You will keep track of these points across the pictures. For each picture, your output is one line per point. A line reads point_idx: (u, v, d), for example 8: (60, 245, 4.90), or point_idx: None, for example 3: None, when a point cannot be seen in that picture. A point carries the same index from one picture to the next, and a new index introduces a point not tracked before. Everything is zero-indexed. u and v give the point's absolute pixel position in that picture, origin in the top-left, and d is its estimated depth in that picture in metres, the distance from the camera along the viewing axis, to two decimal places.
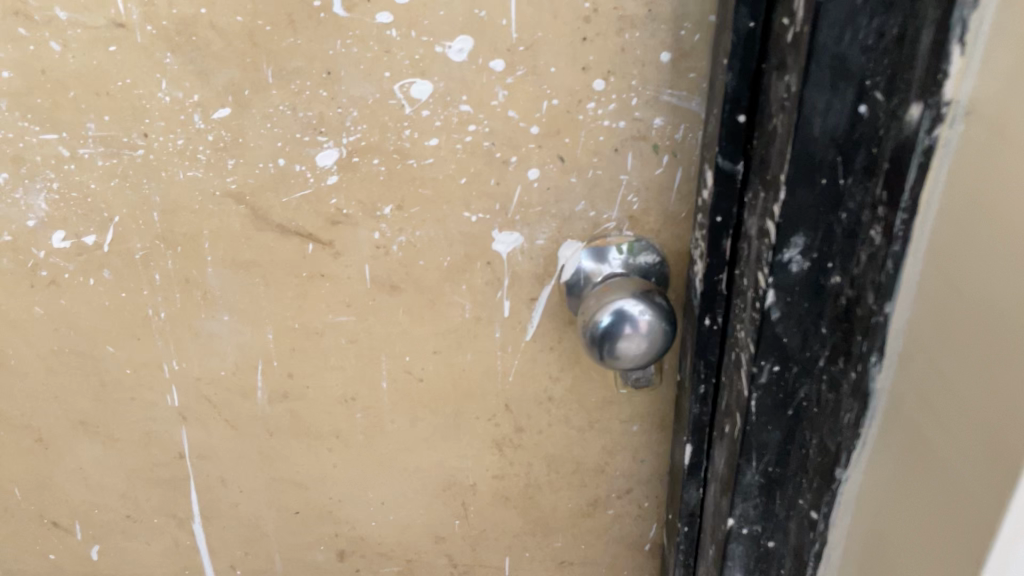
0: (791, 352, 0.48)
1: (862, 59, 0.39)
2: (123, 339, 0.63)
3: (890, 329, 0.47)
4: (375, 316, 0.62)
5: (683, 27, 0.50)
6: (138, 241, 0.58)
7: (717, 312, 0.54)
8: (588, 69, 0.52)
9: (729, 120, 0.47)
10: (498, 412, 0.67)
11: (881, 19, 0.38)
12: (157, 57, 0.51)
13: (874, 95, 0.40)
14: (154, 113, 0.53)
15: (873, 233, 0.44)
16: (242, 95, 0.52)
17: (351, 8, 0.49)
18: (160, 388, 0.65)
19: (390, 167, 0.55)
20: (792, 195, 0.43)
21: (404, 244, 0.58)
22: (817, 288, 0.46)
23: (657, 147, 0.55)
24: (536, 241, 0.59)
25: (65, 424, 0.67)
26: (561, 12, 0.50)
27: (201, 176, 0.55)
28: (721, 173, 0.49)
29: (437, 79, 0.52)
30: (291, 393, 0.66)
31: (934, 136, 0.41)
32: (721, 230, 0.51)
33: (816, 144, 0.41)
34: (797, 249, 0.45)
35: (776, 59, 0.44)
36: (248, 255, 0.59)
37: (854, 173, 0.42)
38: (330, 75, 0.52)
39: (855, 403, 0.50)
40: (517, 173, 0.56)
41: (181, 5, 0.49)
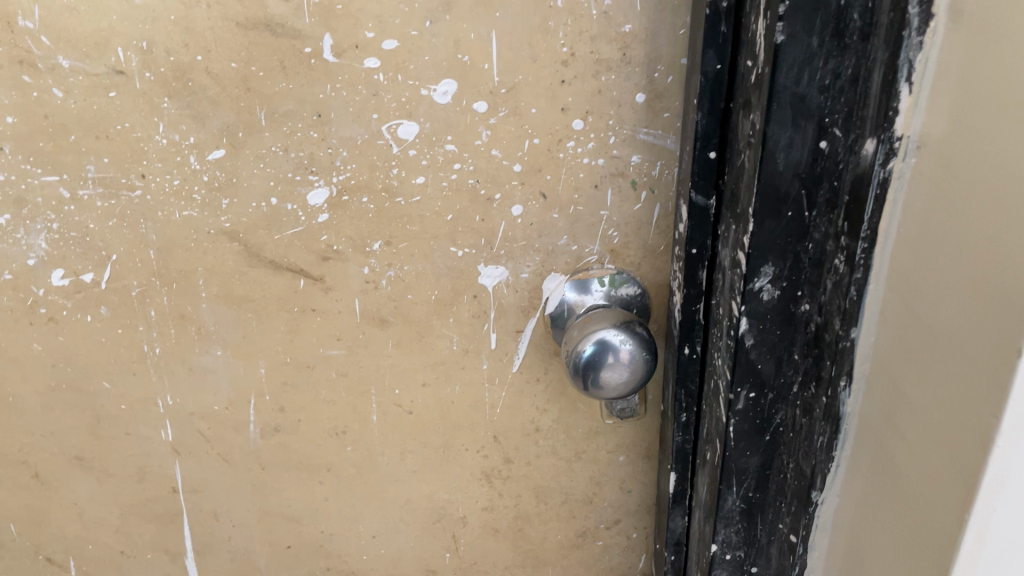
0: (766, 378, 0.51)
1: (819, 98, 0.42)
2: (119, 375, 0.64)
3: (858, 354, 0.47)
4: (365, 349, 0.63)
5: (656, 69, 0.53)
6: (134, 278, 0.60)
7: (696, 341, 0.56)
8: (567, 109, 0.54)
9: (701, 157, 0.50)
10: (486, 443, 0.68)
11: (836, 61, 0.41)
12: (155, 102, 0.53)
13: (832, 132, 0.43)
14: (152, 155, 0.55)
15: (837, 262, 0.46)
16: (237, 137, 0.55)
17: (341, 54, 0.52)
18: (155, 423, 0.66)
19: (379, 205, 0.58)
20: (760, 227, 0.45)
21: (393, 278, 0.60)
22: (788, 315, 0.48)
23: (636, 183, 0.57)
24: (521, 275, 0.61)
25: (61, 459, 0.68)
26: (541, 56, 0.52)
27: (197, 215, 0.57)
28: (694, 207, 0.52)
29: (423, 120, 0.55)
30: (283, 427, 0.67)
31: (889, 169, 0.42)
32: (697, 261, 0.53)
33: (781, 178, 0.44)
34: (767, 278, 0.47)
35: (740, 99, 0.47)
36: (242, 291, 0.60)
37: (817, 206, 0.45)
38: (321, 117, 0.54)
39: (827, 427, 0.50)
40: (501, 210, 0.58)
41: (179, 53, 0.52)
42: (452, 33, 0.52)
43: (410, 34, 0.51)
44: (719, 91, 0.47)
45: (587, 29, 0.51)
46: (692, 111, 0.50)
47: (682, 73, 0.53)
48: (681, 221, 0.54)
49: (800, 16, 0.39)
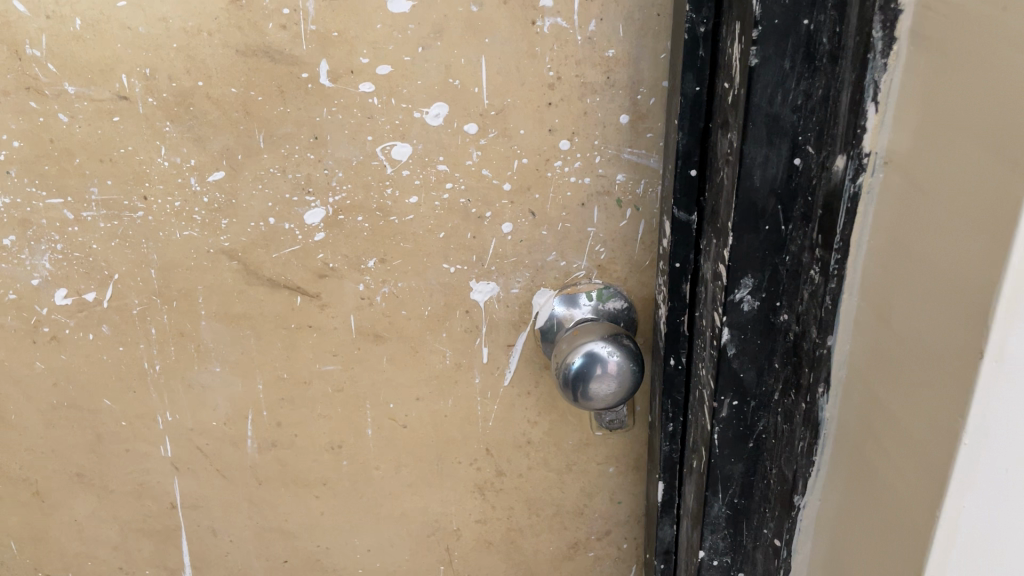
0: (748, 386, 0.53)
1: (793, 117, 0.44)
2: (119, 393, 0.65)
3: (834, 361, 0.49)
4: (360, 365, 0.65)
5: (639, 92, 0.55)
6: (135, 297, 0.61)
7: (681, 352, 0.58)
8: (554, 130, 0.57)
9: (682, 175, 0.52)
10: (479, 456, 0.70)
11: (807, 82, 0.44)
12: (158, 126, 0.55)
13: (805, 149, 0.45)
14: (154, 177, 0.57)
15: (813, 273, 0.48)
16: (236, 159, 0.57)
17: (337, 79, 0.54)
18: (154, 439, 0.68)
19: (374, 224, 0.60)
20: (738, 240, 0.48)
21: (387, 295, 0.62)
22: (767, 325, 0.51)
23: (621, 201, 0.59)
24: (511, 290, 0.63)
25: (61, 476, 0.69)
26: (528, 80, 0.55)
27: (197, 235, 0.59)
28: (677, 223, 0.54)
29: (416, 141, 0.57)
30: (280, 442, 0.68)
31: (859, 184, 0.44)
32: (680, 275, 0.56)
33: (758, 193, 0.47)
34: (746, 289, 0.49)
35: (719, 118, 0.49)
36: (240, 308, 0.62)
37: (793, 221, 0.47)
38: (317, 139, 0.56)
39: (807, 433, 0.52)
40: (491, 227, 0.60)
41: (180, 78, 0.54)
42: (444, 58, 0.54)
43: (403, 60, 0.54)
44: (699, 111, 0.50)
45: (572, 54, 0.54)
46: (673, 131, 0.52)
47: (663, 96, 0.55)
48: (663, 229, 0.57)
49: (773, 41, 0.42)
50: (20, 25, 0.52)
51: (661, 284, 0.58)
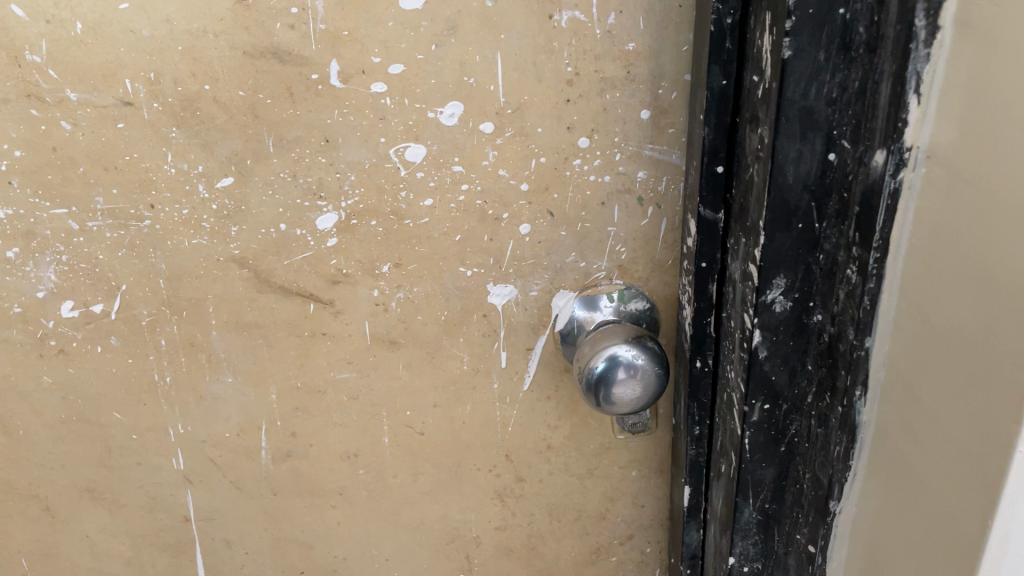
0: (780, 390, 0.51)
1: (828, 111, 0.42)
2: (128, 406, 0.64)
3: (873, 362, 0.47)
4: (376, 372, 0.64)
5: (660, 86, 0.54)
6: (144, 308, 0.59)
7: (708, 354, 0.56)
8: (573, 128, 0.55)
9: (708, 171, 0.50)
10: (498, 462, 0.68)
11: (843, 74, 0.41)
12: (164, 131, 0.53)
13: (840, 144, 0.43)
14: (160, 184, 0.55)
15: (850, 272, 0.46)
16: (245, 164, 0.55)
17: (347, 80, 0.52)
18: (165, 452, 0.66)
19: (388, 228, 0.58)
20: (771, 239, 0.46)
21: (402, 300, 0.61)
22: (800, 326, 0.49)
23: (642, 199, 0.58)
24: (530, 293, 0.61)
25: (71, 491, 0.68)
26: (546, 76, 0.53)
27: (205, 243, 0.57)
28: (703, 222, 0.52)
29: (430, 142, 0.55)
30: (294, 452, 0.67)
31: (900, 179, 0.43)
32: (706, 274, 0.54)
33: (791, 191, 0.44)
34: (779, 290, 0.47)
35: (746, 110, 0.47)
36: (252, 317, 0.60)
37: (827, 218, 0.45)
38: (328, 142, 0.54)
39: (843, 437, 0.50)
40: (509, 228, 0.58)
41: (185, 82, 0.52)
42: (458, 56, 0.52)
43: (416, 58, 0.52)
44: (726, 106, 0.48)
45: (592, 49, 0.52)
46: (697, 128, 0.51)
47: (685, 90, 0.54)
48: (686, 227, 0.55)
49: (807, 32, 0.40)
50: (20, 31, 0.50)
51: (686, 284, 0.57)
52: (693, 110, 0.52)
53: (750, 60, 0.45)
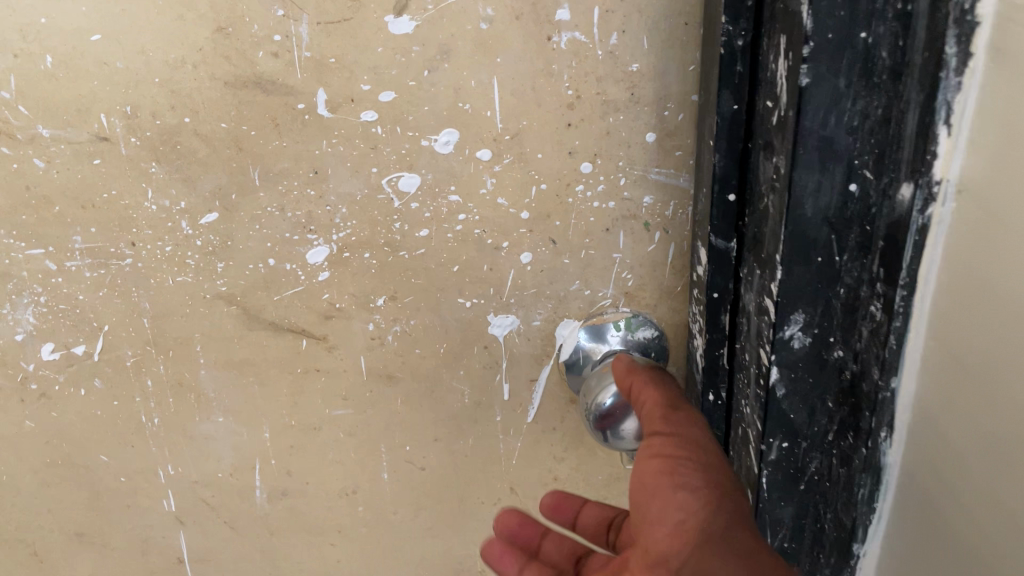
0: (800, 428, 0.48)
1: (848, 140, 0.39)
2: (116, 448, 0.61)
3: (899, 403, 0.45)
4: (373, 407, 0.61)
5: (666, 107, 0.51)
6: (129, 348, 0.57)
7: (720, 387, 0.54)
8: (574, 153, 0.52)
9: (719, 200, 0.48)
10: (503, 495, 0.66)
11: (864, 101, 0.38)
12: (143, 167, 0.50)
13: (862, 174, 0.40)
14: (141, 221, 0.52)
15: (873, 309, 0.44)
16: (230, 199, 0.52)
17: (336, 109, 0.49)
18: (157, 493, 0.63)
19: (382, 260, 0.55)
20: (789, 273, 0.43)
21: (399, 333, 0.58)
22: (820, 362, 0.46)
23: (649, 224, 0.55)
24: (532, 323, 0.59)
25: (60, 535, 0.65)
26: (545, 100, 0.50)
27: (191, 280, 0.54)
28: (714, 251, 0.49)
29: (425, 171, 0.52)
30: (290, 490, 0.64)
31: (928, 214, 0.40)
32: (718, 305, 0.51)
33: (810, 223, 0.42)
34: (797, 325, 0.44)
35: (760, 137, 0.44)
36: (242, 355, 0.58)
37: (848, 250, 0.42)
38: (317, 174, 0.51)
39: (867, 479, 0.48)
40: (509, 258, 0.56)
41: (164, 115, 0.49)
42: (453, 81, 0.49)
43: (408, 84, 0.49)
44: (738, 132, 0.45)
45: (593, 71, 0.50)
46: (708, 153, 0.48)
47: (698, 112, 0.50)
48: (696, 254, 0.53)
49: (825, 58, 0.37)
50: None
51: (697, 314, 0.54)
52: (703, 135, 0.49)
53: (762, 84, 0.43)
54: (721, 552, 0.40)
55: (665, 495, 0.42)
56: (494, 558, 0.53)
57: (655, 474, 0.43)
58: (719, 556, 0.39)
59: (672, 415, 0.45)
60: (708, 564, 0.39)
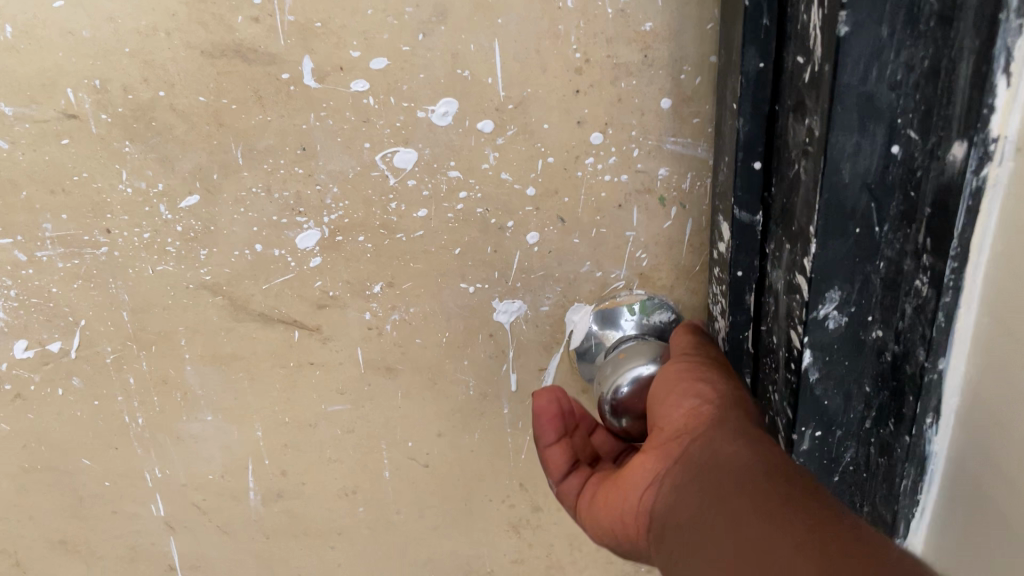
0: (835, 418, 0.43)
1: (890, 96, 0.35)
2: (99, 451, 0.57)
3: (947, 385, 0.42)
4: (372, 402, 0.57)
5: (683, 70, 0.47)
6: (108, 344, 0.53)
7: (745, 372, 0.50)
8: (583, 123, 0.48)
9: (744, 168, 0.43)
10: (512, 491, 0.62)
11: (909, 52, 0.34)
12: (116, 146, 0.46)
13: (907, 134, 0.36)
14: (116, 206, 0.48)
15: (919, 284, 0.40)
16: (211, 180, 0.48)
17: (323, 78, 0.45)
18: (144, 498, 0.60)
19: (378, 244, 0.51)
20: (823, 248, 0.38)
21: (398, 322, 0.54)
22: (856, 343, 0.42)
23: (664, 199, 0.51)
24: (540, 308, 0.55)
25: (43, 545, 0.61)
26: (551, 65, 0.46)
27: (172, 269, 0.50)
28: (737, 225, 0.45)
29: (422, 146, 0.48)
30: (286, 492, 0.61)
31: (983, 176, 0.37)
32: (742, 284, 0.47)
33: (847, 190, 0.37)
34: (833, 304, 0.40)
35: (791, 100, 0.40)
36: (230, 349, 0.54)
37: (889, 219, 0.38)
38: (305, 150, 0.47)
39: (910, 469, 0.44)
40: (515, 238, 0.52)
41: (137, 89, 0.45)
42: (450, 45, 0.45)
43: (401, 50, 0.45)
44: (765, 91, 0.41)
45: (603, 31, 0.46)
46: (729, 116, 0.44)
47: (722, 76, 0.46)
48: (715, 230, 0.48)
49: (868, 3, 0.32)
50: None
51: (718, 293, 0.50)
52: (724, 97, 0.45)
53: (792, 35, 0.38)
54: (728, 431, 0.39)
55: (686, 392, 0.43)
56: (544, 419, 0.49)
57: (681, 373, 0.44)
58: (726, 429, 0.39)
59: (705, 346, 0.47)
60: (716, 442, 0.39)
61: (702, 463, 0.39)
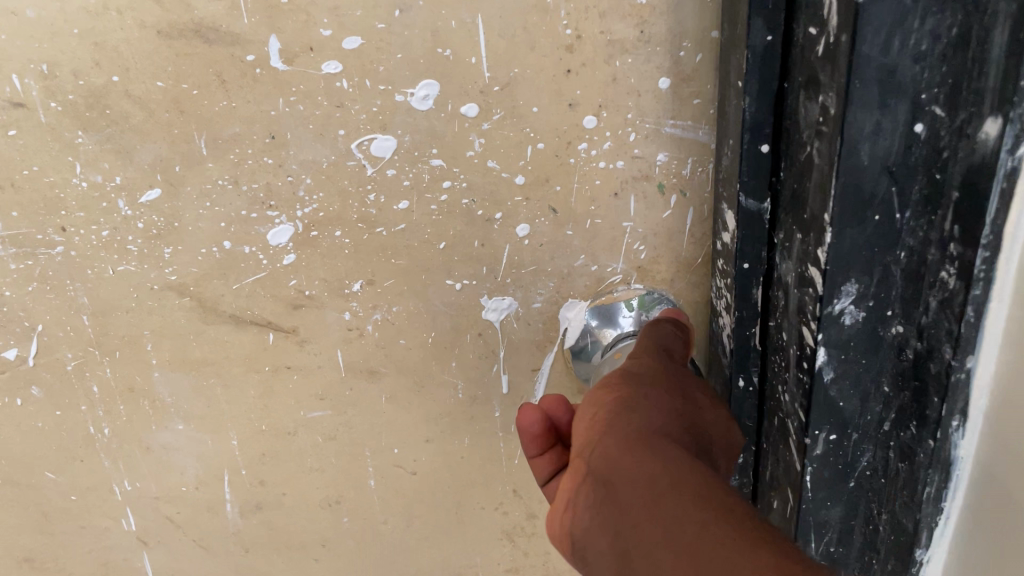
0: (851, 420, 0.41)
1: (914, 70, 0.31)
2: (63, 464, 0.53)
3: (975, 386, 0.38)
4: (355, 408, 0.54)
5: (682, 47, 0.43)
6: (68, 350, 0.49)
7: (752, 371, 0.47)
8: (576, 105, 0.45)
9: (751, 152, 0.40)
10: (505, 498, 0.59)
11: (935, 20, 0.30)
12: (68, 137, 0.42)
13: (932, 111, 0.33)
14: (71, 203, 0.44)
15: (945, 276, 0.36)
16: (174, 172, 0.44)
17: (292, 60, 0.42)
18: (114, 512, 0.56)
19: (357, 239, 0.47)
20: (839, 237, 0.35)
21: (381, 322, 0.51)
22: (874, 339, 0.39)
23: (663, 186, 0.48)
24: (532, 305, 0.51)
25: (7, 562, 0.58)
26: (540, 43, 0.43)
27: (134, 269, 0.47)
28: (745, 213, 0.42)
29: (401, 132, 0.44)
30: (265, 503, 0.57)
31: (1019, 156, 0.33)
32: (749, 277, 0.44)
33: (866, 173, 0.34)
34: (849, 298, 0.37)
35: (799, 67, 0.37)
36: (200, 353, 0.50)
37: (911, 205, 0.35)
38: (274, 139, 0.44)
39: (934, 476, 0.41)
40: (504, 231, 0.48)
41: (89, 74, 0.41)
42: (430, 22, 0.42)
43: (376, 28, 0.41)
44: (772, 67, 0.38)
45: (595, 4, 0.42)
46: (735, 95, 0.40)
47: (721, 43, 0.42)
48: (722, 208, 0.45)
49: None
50: None
51: (724, 285, 0.47)
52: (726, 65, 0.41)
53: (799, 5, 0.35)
54: (620, 439, 0.35)
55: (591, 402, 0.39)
56: (526, 438, 0.42)
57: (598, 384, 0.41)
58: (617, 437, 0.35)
59: (641, 351, 0.44)
60: (613, 456, 0.34)
61: (610, 475, 0.34)
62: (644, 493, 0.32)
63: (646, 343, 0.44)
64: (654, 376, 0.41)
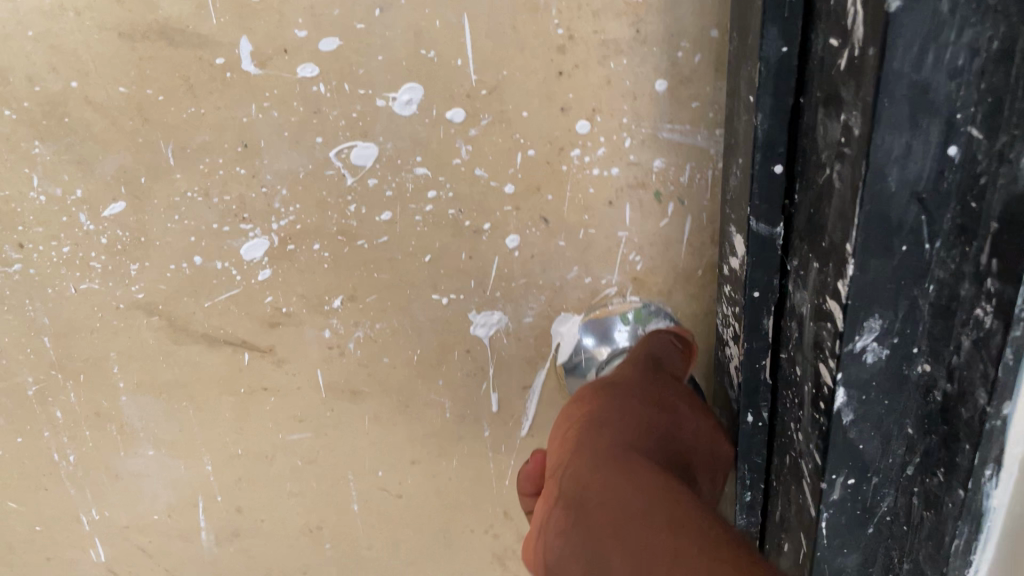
0: (872, 465, 0.37)
1: (948, 86, 0.28)
2: (27, 493, 0.50)
3: (1013, 434, 0.34)
4: (337, 430, 0.51)
5: (680, 47, 0.41)
6: (29, 374, 0.46)
7: (762, 406, 0.43)
8: (568, 109, 0.42)
9: (762, 171, 0.37)
10: (496, 521, 0.56)
11: (974, 31, 0.27)
12: (24, 147, 0.40)
13: (966, 132, 0.29)
14: (28, 217, 0.41)
15: (980, 313, 0.33)
16: (139, 184, 0.41)
17: (265, 63, 0.39)
18: (81, 543, 0.53)
19: (337, 253, 0.45)
20: (861, 269, 0.32)
21: (363, 340, 0.48)
22: (898, 378, 0.35)
23: (660, 194, 0.45)
24: (523, 320, 0.49)
25: None
26: (530, 44, 0.40)
27: (98, 288, 0.44)
28: (755, 237, 0.39)
29: (383, 139, 0.42)
30: (243, 531, 0.54)
31: None
32: (760, 306, 0.41)
33: (893, 199, 0.30)
34: (872, 335, 0.34)
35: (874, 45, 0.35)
36: (171, 376, 0.47)
37: (943, 234, 0.32)
38: (247, 147, 0.41)
39: (964, 528, 0.37)
40: (493, 242, 0.46)
41: (45, 80, 0.38)
42: (413, 21, 0.39)
43: (355, 28, 0.39)
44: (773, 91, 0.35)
45: (588, 2, 0.39)
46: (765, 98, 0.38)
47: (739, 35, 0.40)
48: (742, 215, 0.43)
49: None
50: None
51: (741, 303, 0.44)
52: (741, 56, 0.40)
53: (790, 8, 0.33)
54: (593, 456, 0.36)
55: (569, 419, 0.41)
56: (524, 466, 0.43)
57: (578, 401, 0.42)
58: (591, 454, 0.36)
59: (624, 369, 0.45)
60: (580, 469, 0.35)
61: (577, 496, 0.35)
62: (608, 510, 0.33)
63: (632, 355, 0.46)
64: (630, 391, 0.42)
